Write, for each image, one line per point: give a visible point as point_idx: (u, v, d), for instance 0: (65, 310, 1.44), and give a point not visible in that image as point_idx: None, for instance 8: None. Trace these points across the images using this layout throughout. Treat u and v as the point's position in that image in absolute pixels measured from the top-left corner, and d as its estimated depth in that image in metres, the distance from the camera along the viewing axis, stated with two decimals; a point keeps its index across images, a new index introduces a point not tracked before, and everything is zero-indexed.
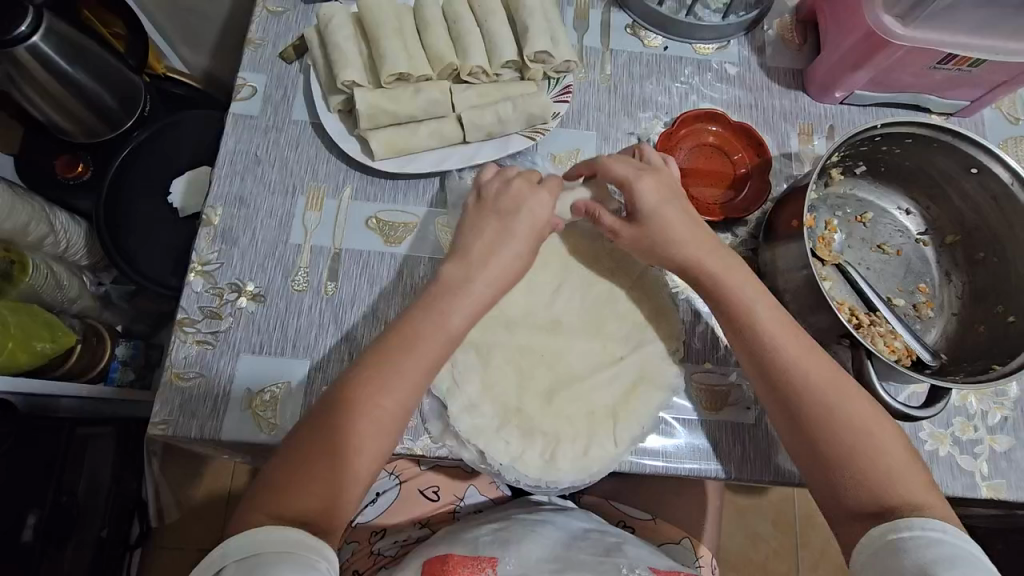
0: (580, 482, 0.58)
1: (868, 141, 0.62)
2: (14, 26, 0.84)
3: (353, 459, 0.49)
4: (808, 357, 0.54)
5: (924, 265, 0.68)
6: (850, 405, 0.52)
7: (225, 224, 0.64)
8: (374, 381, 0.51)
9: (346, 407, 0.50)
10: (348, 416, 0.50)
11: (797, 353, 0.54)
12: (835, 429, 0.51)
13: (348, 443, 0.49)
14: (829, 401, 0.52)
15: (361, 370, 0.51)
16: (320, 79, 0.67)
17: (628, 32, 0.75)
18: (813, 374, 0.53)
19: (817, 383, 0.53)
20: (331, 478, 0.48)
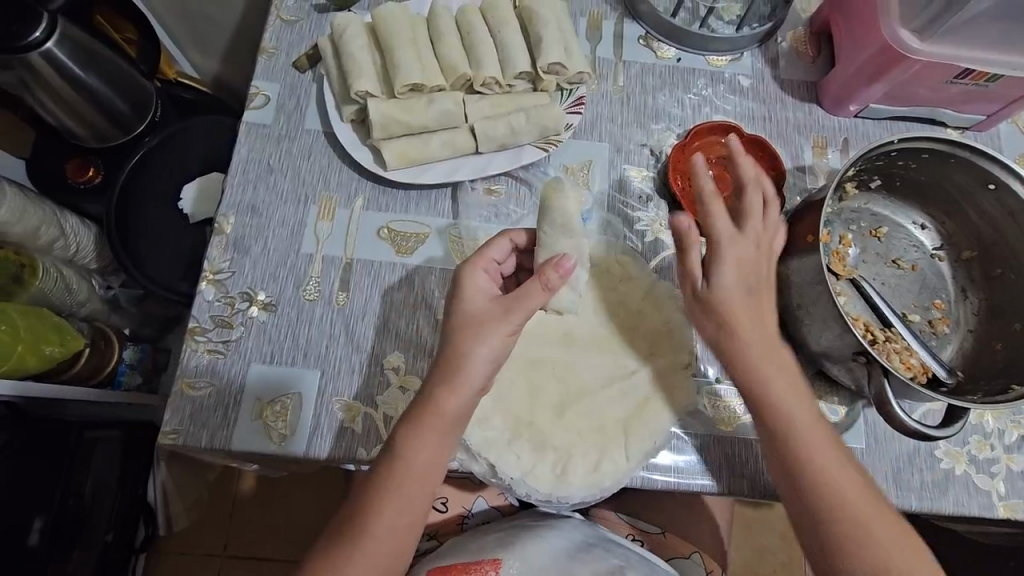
0: (591, 497, 0.57)
1: (884, 156, 0.62)
2: (29, 31, 0.85)
3: (410, 515, 0.52)
4: (808, 431, 0.52)
5: (940, 281, 0.67)
6: (847, 482, 0.50)
7: (236, 233, 0.64)
8: (433, 444, 0.51)
9: (401, 470, 0.51)
10: (403, 477, 0.51)
11: (791, 427, 0.52)
12: (831, 511, 0.50)
13: (405, 505, 0.51)
14: (826, 480, 0.50)
15: (418, 434, 0.51)
16: (333, 89, 0.67)
17: (641, 43, 0.75)
18: (812, 449, 0.51)
19: (819, 464, 0.51)
20: (392, 534, 0.51)
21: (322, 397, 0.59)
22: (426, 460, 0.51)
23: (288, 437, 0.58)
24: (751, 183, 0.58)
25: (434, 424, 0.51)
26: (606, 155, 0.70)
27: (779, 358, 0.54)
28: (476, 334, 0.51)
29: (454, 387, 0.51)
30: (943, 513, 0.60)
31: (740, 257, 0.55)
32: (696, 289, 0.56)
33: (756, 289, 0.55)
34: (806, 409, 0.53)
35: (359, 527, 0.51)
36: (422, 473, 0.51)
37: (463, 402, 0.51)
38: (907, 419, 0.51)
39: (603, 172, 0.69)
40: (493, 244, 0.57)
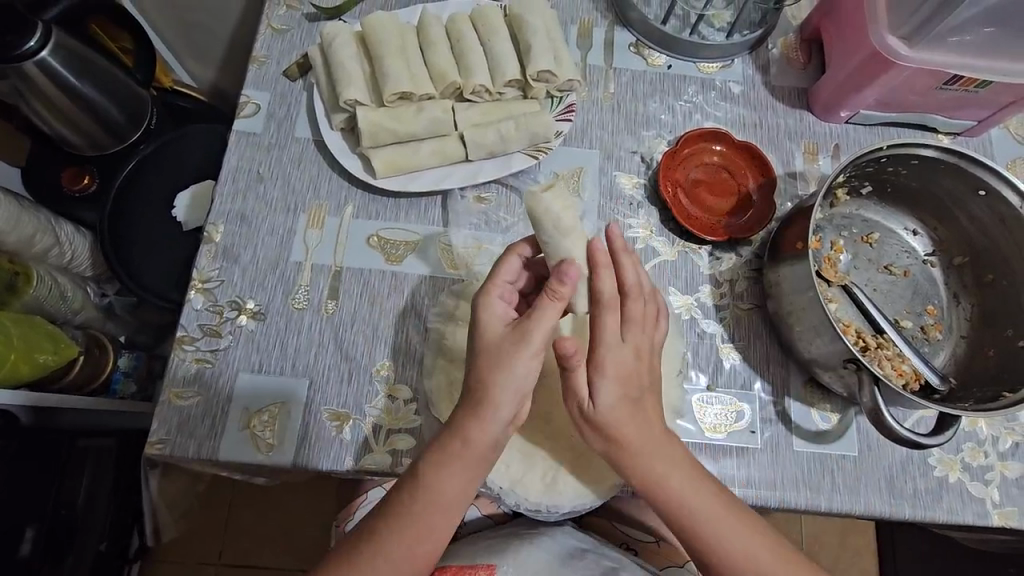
0: (582, 506, 0.57)
1: (874, 162, 0.62)
2: (23, 40, 0.86)
3: (430, 538, 0.52)
4: (689, 499, 0.52)
5: (932, 287, 0.67)
6: (736, 538, 0.51)
7: (226, 241, 0.64)
8: (460, 473, 0.51)
9: (426, 495, 0.51)
10: (427, 502, 0.51)
11: (653, 476, 0.52)
12: (703, 552, 0.52)
13: (427, 531, 0.51)
14: (705, 530, 0.51)
15: (447, 462, 0.51)
16: (323, 97, 0.67)
17: (631, 50, 0.75)
18: (686, 497, 0.52)
19: (704, 515, 0.52)
20: (410, 555, 0.51)
21: (310, 406, 0.59)
22: (455, 486, 0.51)
23: (276, 447, 0.58)
24: (636, 291, 0.52)
25: (462, 456, 0.50)
26: (597, 163, 0.70)
27: (644, 403, 0.52)
28: (501, 361, 0.49)
29: (481, 416, 0.49)
30: (937, 521, 0.59)
31: (623, 370, 0.50)
32: (583, 409, 0.51)
33: (639, 397, 0.52)
34: (672, 458, 0.52)
35: (377, 543, 0.51)
36: (443, 499, 0.51)
37: (491, 433, 0.50)
38: (897, 427, 0.50)
39: (593, 179, 0.69)
40: (503, 265, 0.55)
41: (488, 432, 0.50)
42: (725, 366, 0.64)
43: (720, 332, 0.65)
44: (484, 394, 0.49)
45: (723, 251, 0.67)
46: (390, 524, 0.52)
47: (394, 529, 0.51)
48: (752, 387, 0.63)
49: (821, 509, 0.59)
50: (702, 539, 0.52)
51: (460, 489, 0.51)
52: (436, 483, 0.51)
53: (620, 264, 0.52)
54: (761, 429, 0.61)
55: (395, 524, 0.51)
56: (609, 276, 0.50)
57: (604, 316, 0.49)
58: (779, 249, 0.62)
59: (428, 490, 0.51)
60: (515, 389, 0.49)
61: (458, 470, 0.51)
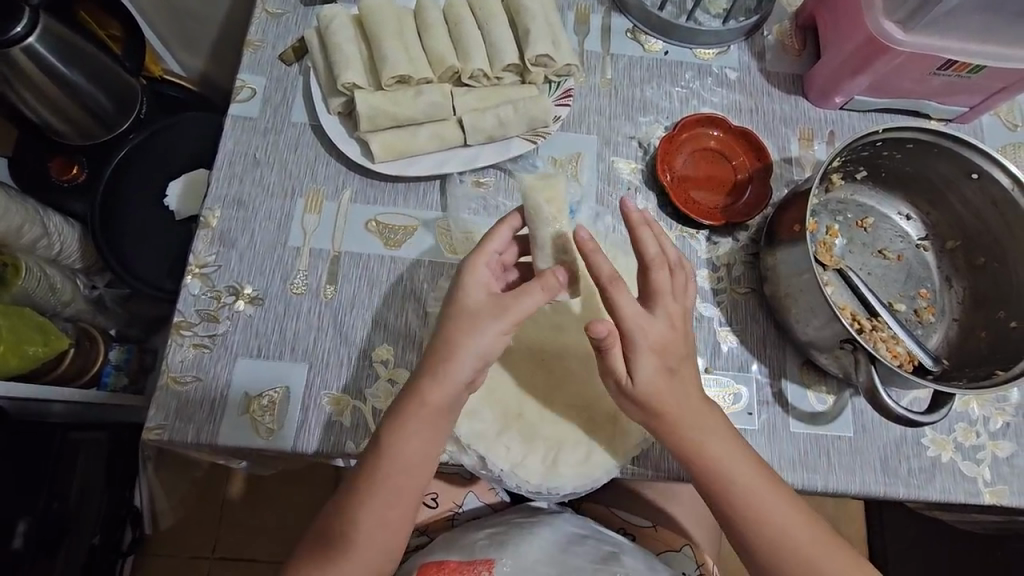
0: (582, 488, 0.57)
1: (869, 146, 0.62)
2: (10, 25, 0.84)
3: (400, 506, 0.53)
4: (748, 486, 0.52)
5: (925, 271, 0.68)
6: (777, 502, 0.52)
7: (223, 226, 0.64)
8: (423, 432, 0.51)
9: (391, 461, 0.52)
10: (393, 469, 0.52)
11: (697, 440, 0.53)
12: (745, 523, 0.52)
13: (392, 497, 0.52)
14: (734, 486, 0.52)
15: (406, 425, 0.51)
16: (320, 82, 0.67)
17: (628, 37, 0.75)
18: (722, 460, 0.53)
19: (739, 481, 0.52)
20: (383, 528, 0.52)
21: (309, 392, 0.59)
22: (415, 449, 0.52)
23: (275, 432, 0.57)
24: (678, 265, 0.55)
25: (420, 415, 0.51)
26: (594, 148, 0.70)
27: (682, 374, 0.53)
28: (469, 325, 0.50)
29: (438, 375, 0.51)
30: (929, 500, 0.60)
31: (657, 342, 0.52)
32: (621, 383, 0.53)
33: (676, 367, 0.53)
34: (724, 436, 0.53)
35: (349, 517, 0.52)
36: (409, 465, 0.52)
37: (449, 394, 0.51)
38: (893, 405, 0.51)
39: (592, 165, 0.69)
40: (493, 235, 0.55)
41: (445, 390, 0.51)
42: (723, 348, 0.64)
43: (717, 316, 0.65)
44: (448, 353, 0.50)
45: (720, 236, 0.68)
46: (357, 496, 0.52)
47: (361, 502, 0.52)
48: (749, 369, 0.64)
49: (817, 488, 0.60)
50: (745, 515, 0.52)
51: (418, 455, 0.52)
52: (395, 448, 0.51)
53: (636, 234, 0.54)
54: (758, 411, 0.62)
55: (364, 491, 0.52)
56: (649, 237, 0.54)
57: (616, 293, 0.51)
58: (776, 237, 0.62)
59: (388, 459, 0.52)
60: (476, 355, 0.50)
61: (413, 434, 0.51)
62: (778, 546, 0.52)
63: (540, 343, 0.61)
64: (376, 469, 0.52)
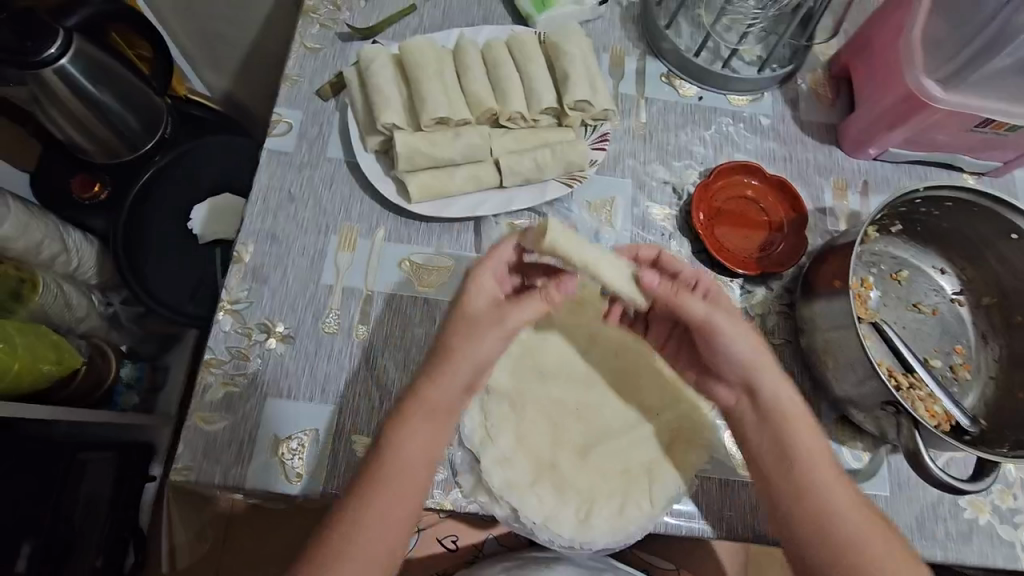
0: (615, 544, 0.56)
1: (907, 203, 0.62)
2: (45, 46, 0.84)
3: (394, 512, 0.48)
4: (828, 489, 0.49)
5: (960, 326, 0.67)
6: (880, 541, 0.48)
7: (256, 262, 0.63)
8: (426, 429, 0.50)
9: (392, 454, 0.49)
10: (394, 469, 0.48)
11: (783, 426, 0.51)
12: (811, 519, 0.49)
13: (392, 499, 0.48)
14: (839, 518, 0.48)
15: (412, 418, 0.49)
16: (358, 119, 0.66)
17: (663, 81, 0.75)
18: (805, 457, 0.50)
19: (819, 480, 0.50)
20: (377, 535, 0.47)
21: (339, 436, 0.58)
22: (417, 445, 0.49)
23: (303, 476, 0.56)
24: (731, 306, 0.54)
25: (424, 410, 0.50)
26: (629, 193, 0.70)
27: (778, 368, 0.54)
28: (469, 334, 0.50)
29: (435, 374, 0.50)
30: (967, 564, 0.59)
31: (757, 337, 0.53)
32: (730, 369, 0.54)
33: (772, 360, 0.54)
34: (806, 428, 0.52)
35: (338, 515, 0.48)
36: (408, 466, 0.49)
37: (451, 393, 0.50)
38: (935, 469, 0.50)
39: (626, 209, 0.69)
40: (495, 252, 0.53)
41: (446, 389, 0.50)
42: None
43: None
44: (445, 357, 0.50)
45: (753, 285, 0.67)
46: (356, 490, 0.48)
47: (359, 495, 0.48)
48: None
49: None
50: (817, 509, 0.49)
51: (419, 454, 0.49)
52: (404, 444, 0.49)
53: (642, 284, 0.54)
54: None
55: (365, 485, 0.48)
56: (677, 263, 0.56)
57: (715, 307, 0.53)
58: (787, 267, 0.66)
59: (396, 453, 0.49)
60: (475, 362, 0.50)
61: (419, 431, 0.49)
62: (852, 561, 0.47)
63: (575, 393, 0.61)
64: (382, 475, 0.48)
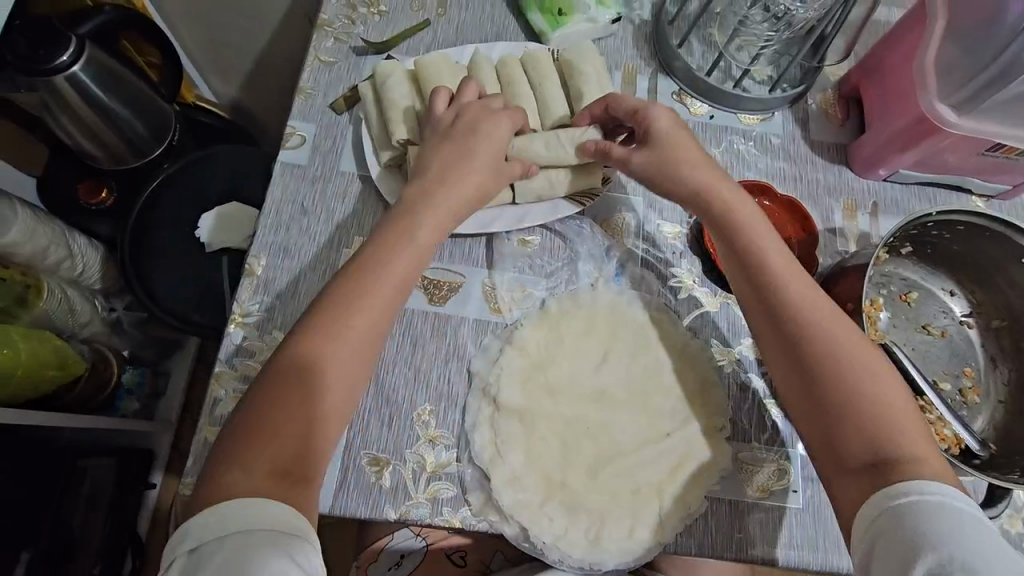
0: (625, 565, 0.56)
1: (919, 227, 0.62)
2: (57, 54, 0.84)
3: (331, 389, 0.50)
4: (847, 359, 0.51)
5: (969, 348, 0.67)
6: (895, 400, 0.50)
7: (267, 275, 0.63)
8: (361, 309, 0.52)
9: (332, 327, 0.51)
10: (332, 341, 0.51)
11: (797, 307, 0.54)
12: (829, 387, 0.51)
13: (329, 378, 0.50)
14: (862, 383, 0.50)
15: (349, 298, 0.52)
16: (372, 133, 0.67)
17: (674, 99, 0.76)
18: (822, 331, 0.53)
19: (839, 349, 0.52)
20: (313, 409, 0.49)
21: (348, 452, 0.57)
22: (360, 319, 0.52)
23: None
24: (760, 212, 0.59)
25: (362, 287, 0.53)
26: (640, 210, 0.70)
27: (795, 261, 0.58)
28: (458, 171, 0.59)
29: (391, 254, 0.54)
30: None
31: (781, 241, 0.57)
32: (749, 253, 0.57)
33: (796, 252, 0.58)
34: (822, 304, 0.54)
35: (275, 395, 0.49)
36: (349, 342, 0.51)
37: (398, 272, 0.54)
38: None
39: (637, 226, 0.69)
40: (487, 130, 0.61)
41: (386, 271, 0.54)
42: (769, 423, 0.62)
43: (763, 387, 0.64)
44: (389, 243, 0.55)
45: None
46: (290, 367, 0.50)
47: (294, 376, 0.49)
48: (795, 445, 0.62)
49: None
50: (835, 375, 0.51)
51: (363, 330, 0.52)
52: (344, 325, 0.51)
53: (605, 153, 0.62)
54: (802, 490, 0.60)
55: (294, 366, 0.50)
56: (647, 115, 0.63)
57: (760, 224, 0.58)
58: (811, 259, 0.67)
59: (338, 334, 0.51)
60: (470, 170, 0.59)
61: (356, 309, 0.52)
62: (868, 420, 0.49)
63: (587, 412, 0.60)
64: (325, 355, 0.50)
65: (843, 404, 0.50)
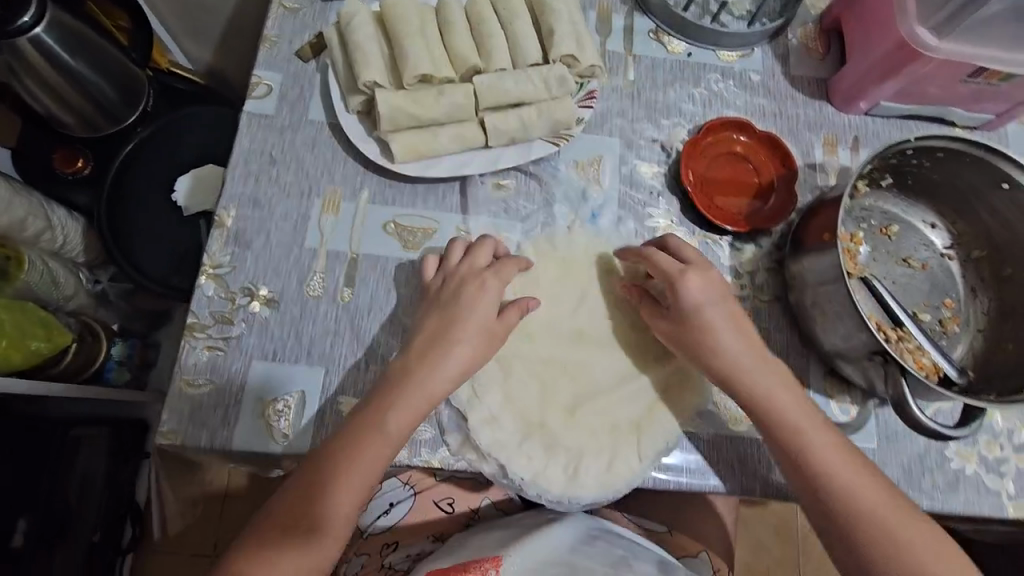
0: (603, 498, 0.57)
1: (898, 155, 0.61)
2: (17, 15, 0.82)
3: (359, 486, 0.52)
4: (834, 460, 0.53)
5: (949, 280, 0.67)
6: (895, 512, 0.52)
7: (237, 227, 0.62)
8: (399, 415, 0.53)
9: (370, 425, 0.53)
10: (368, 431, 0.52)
11: (775, 394, 0.55)
12: (832, 493, 0.53)
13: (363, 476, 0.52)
14: (861, 500, 0.52)
15: (383, 414, 0.53)
16: (339, 78, 0.65)
17: (651, 37, 0.74)
18: (810, 432, 0.54)
19: (824, 454, 0.53)
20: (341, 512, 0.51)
21: (326, 397, 0.58)
22: (399, 423, 0.53)
23: (291, 437, 0.56)
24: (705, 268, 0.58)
25: (407, 388, 0.54)
26: (617, 151, 0.69)
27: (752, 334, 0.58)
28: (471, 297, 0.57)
29: (431, 364, 0.55)
30: (954, 513, 0.60)
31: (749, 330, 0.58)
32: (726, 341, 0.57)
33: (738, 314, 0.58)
34: (808, 415, 0.55)
35: (316, 494, 0.51)
36: (387, 439, 0.53)
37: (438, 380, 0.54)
38: (924, 419, 0.50)
39: (613, 167, 0.68)
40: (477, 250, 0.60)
41: (436, 374, 0.54)
42: None
43: None
44: (422, 355, 0.55)
45: (742, 242, 0.67)
46: (328, 466, 0.52)
47: (331, 481, 0.52)
48: None
49: None
50: (828, 474, 0.53)
51: (398, 434, 0.53)
52: (377, 427, 0.53)
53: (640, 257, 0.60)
54: None
55: (337, 465, 0.52)
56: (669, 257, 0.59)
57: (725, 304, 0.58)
58: (778, 205, 0.67)
59: (370, 438, 0.52)
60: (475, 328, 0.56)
61: (394, 410, 0.53)
62: (868, 529, 0.51)
63: (565, 353, 0.60)
64: (353, 460, 0.52)
65: (845, 513, 0.52)
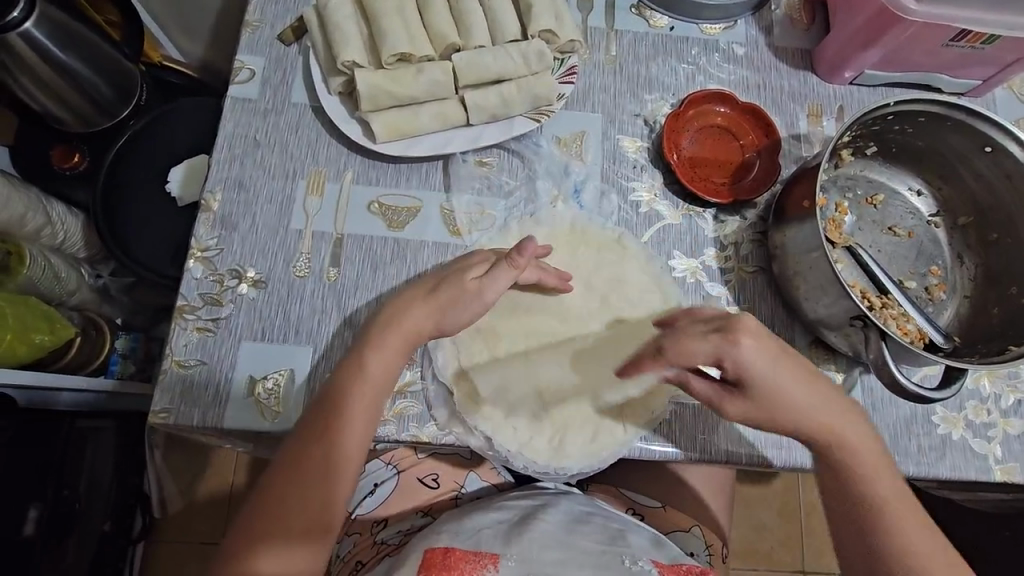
0: (590, 469, 0.57)
1: (880, 120, 0.61)
2: (8, 11, 0.82)
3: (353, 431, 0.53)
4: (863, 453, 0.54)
5: (936, 247, 0.67)
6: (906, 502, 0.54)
7: (224, 210, 0.63)
8: (383, 356, 0.55)
9: (357, 374, 0.54)
10: (356, 380, 0.54)
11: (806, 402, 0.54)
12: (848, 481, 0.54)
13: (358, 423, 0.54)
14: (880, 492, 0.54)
15: (365, 358, 0.54)
16: (320, 61, 0.65)
17: (633, 12, 0.73)
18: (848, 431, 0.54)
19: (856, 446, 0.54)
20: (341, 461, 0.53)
21: (313, 375, 0.59)
22: (380, 367, 0.54)
23: (281, 414, 0.57)
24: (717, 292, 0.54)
25: (390, 336, 0.55)
26: (598, 127, 0.69)
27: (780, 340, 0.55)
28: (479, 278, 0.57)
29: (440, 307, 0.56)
30: (939, 478, 0.60)
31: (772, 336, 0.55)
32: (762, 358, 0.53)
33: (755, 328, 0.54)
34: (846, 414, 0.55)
35: (321, 446, 0.53)
36: (373, 382, 0.54)
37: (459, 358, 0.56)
38: (908, 384, 0.50)
39: (596, 143, 0.68)
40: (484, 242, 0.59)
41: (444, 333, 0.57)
42: None
43: (725, 295, 0.64)
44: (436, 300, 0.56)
45: (728, 214, 0.67)
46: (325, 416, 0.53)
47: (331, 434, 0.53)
48: None
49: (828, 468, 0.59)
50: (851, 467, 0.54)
51: (382, 375, 0.54)
52: (360, 375, 0.54)
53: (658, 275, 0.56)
54: None
55: (333, 418, 0.53)
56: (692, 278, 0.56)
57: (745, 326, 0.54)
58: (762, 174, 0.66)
59: (356, 385, 0.54)
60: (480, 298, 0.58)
61: (376, 354, 0.54)
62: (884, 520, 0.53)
63: (549, 328, 0.61)
64: (347, 413, 0.53)
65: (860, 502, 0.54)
